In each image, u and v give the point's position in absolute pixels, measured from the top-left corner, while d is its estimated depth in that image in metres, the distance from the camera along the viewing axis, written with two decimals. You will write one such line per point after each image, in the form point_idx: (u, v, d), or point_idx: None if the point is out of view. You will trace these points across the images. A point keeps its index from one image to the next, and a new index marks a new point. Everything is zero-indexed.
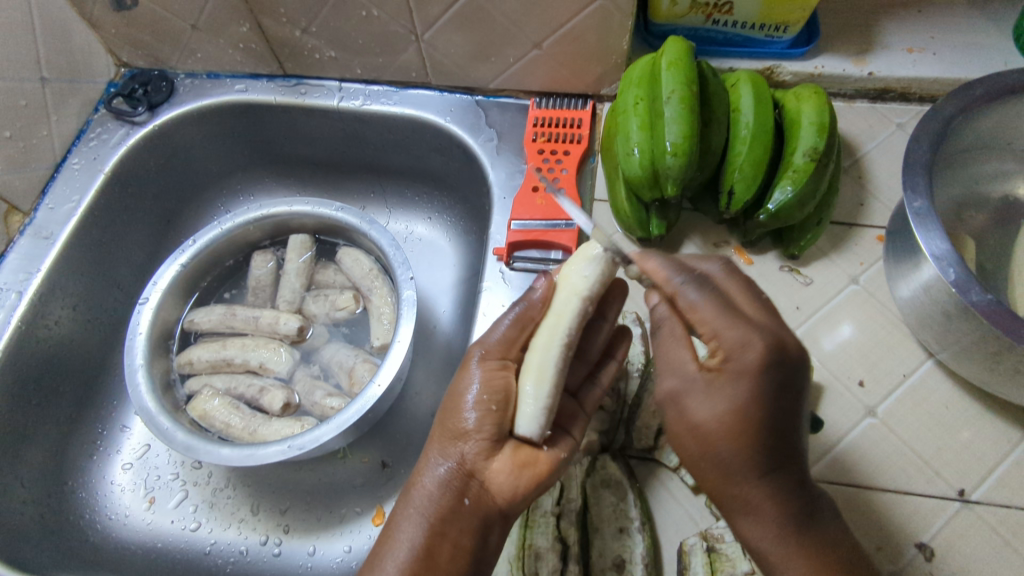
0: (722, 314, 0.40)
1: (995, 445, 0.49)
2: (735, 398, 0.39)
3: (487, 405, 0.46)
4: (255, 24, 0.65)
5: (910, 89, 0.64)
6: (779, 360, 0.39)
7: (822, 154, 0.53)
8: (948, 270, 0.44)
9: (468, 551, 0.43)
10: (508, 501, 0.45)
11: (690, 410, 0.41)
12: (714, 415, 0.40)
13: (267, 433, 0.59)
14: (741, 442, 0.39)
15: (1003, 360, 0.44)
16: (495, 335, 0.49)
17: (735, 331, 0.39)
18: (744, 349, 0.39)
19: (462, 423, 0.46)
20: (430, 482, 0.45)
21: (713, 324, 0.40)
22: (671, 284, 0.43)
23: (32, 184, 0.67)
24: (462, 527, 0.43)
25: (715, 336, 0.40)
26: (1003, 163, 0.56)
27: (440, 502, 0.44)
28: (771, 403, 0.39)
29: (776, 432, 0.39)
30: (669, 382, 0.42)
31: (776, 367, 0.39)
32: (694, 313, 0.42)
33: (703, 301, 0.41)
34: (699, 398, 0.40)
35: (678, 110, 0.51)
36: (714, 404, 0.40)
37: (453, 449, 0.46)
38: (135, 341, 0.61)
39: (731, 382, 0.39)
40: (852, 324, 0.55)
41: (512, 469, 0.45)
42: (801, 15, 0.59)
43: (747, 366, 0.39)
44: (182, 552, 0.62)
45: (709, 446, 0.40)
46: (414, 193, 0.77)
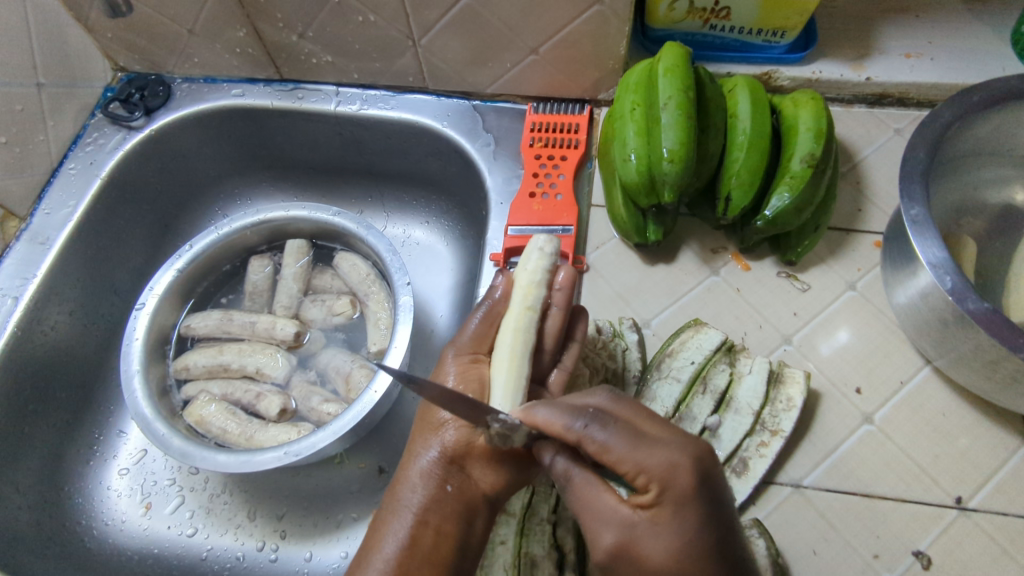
0: (635, 445, 0.36)
1: (992, 453, 0.49)
2: (680, 533, 0.36)
3: (465, 394, 0.47)
4: (251, 28, 0.65)
5: (908, 94, 0.64)
6: (705, 476, 0.36)
7: (819, 161, 0.52)
8: (944, 278, 0.44)
9: (452, 537, 0.43)
10: (491, 486, 0.45)
11: (643, 556, 0.36)
12: (669, 552, 0.36)
13: (264, 440, 0.59)
14: (700, 565, 0.36)
15: (1000, 368, 0.44)
16: (468, 331, 0.50)
17: (650, 463, 0.36)
18: (674, 472, 0.36)
19: (442, 413, 0.47)
20: (415, 471, 0.46)
21: (629, 463, 0.36)
22: (573, 431, 0.38)
23: (28, 189, 0.67)
24: (444, 514, 0.44)
25: (639, 471, 0.36)
26: (1001, 169, 0.56)
27: (424, 489, 0.45)
28: (721, 518, 0.36)
29: (727, 551, 0.36)
30: (607, 538, 0.37)
31: (705, 486, 0.36)
32: (605, 457, 0.37)
33: (613, 437, 0.37)
34: (648, 538, 0.36)
35: (674, 117, 0.51)
36: (665, 545, 0.36)
37: (433, 438, 0.47)
38: (131, 347, 0.61)
39: (673, 519, 0.36)
40: (849, 330, 0.55)
41: (493, 453, 0.45)
42: (798, 20, 0.59)
43: (682, 496, 0.36)
44: (179, 557, 0.62)
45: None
46: (411, 197, 0.77)
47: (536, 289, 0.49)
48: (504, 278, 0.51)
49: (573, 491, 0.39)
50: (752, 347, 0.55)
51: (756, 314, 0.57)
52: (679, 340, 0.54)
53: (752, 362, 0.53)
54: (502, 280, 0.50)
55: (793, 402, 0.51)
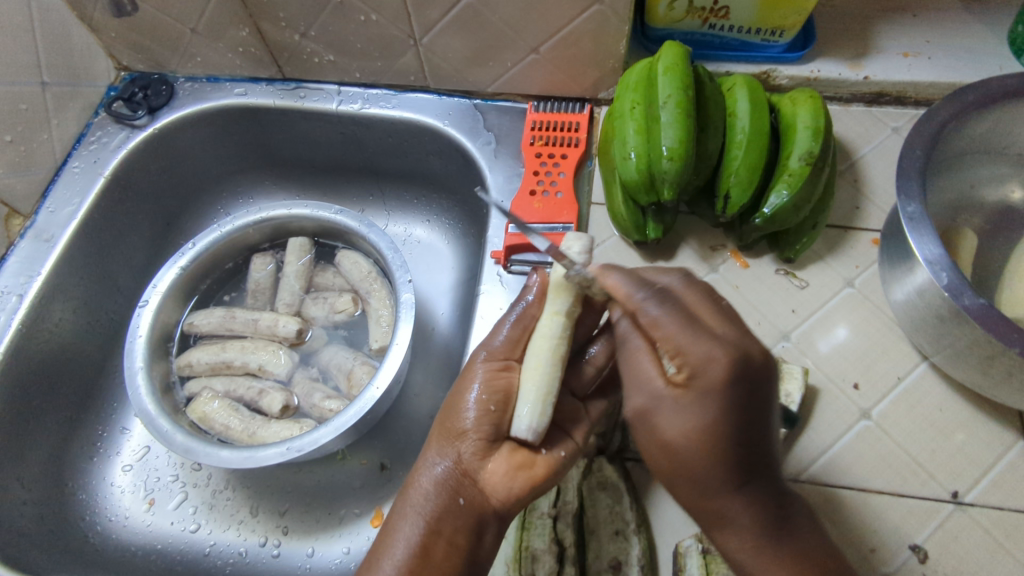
0: (683, 327, 0.39)
1: (989, 448, 0.50)
2: (701, 415, 0.38)
3: (487, 406, 0.46)
4: (254, 28, 0.66)
5: (906, 93, 0.64)
6: (743, 374, 0.38)
7: (817, 158, 0.53)
8: (941, 274, 0.44)
9: (461, 549, 0.44)
10: (503, 502, 0.45)
11: (660, 421, 0.40)
12: (682, 428, 0.39)
13: (266, 436, 0.60)
14: (709, 455, 0.38)
15: (996, 364, 0.45)
16: (500, 338, 0.50)
17: (687, 360, 0.38)
18: (710, 364, 0.38)
19: (461, 424, 0.47)
20: (427, 481, 0.46)
21: (674, 342, 0.39)
22: (633, 299, 0.42)
23: (32, 187, 0.67)
24: (455, 526, 0.44)
25: (680, 353, 0.39)
26: (998, 167, 0.57)
27: (436, 501, 0.45)
28: (736, 413, 0.38)
29: (747, 439, 0.39)
30: (638, 398, 0.42)
31: (744, 376, 0.38)
32: (655, 330, 0.40)
33: (664, 314, 0.40)
34: (669, 412, 0.40)
35: (674, 115, 0.51)
36: (683, 421, 0.39)
37: (449, 449, 0.46)
38: (134, 343, 0.62)
39: (696, 400, 0.38)
40: (847, 327, 0.56)
41: (508, 470, 0.45)
42: (796, 20, 0.59)
43: (712, 383, 0.38)
44: (182, 553, 0.62)
45: (678, 458, 0.40)
46: (413, 196, 0.77)
47: (564, 295, 0.48)
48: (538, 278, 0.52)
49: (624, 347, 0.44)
50: None
51: (754, 311, 0.57)
52: None
53: None
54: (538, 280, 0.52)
55: (791, 398, 0.51)
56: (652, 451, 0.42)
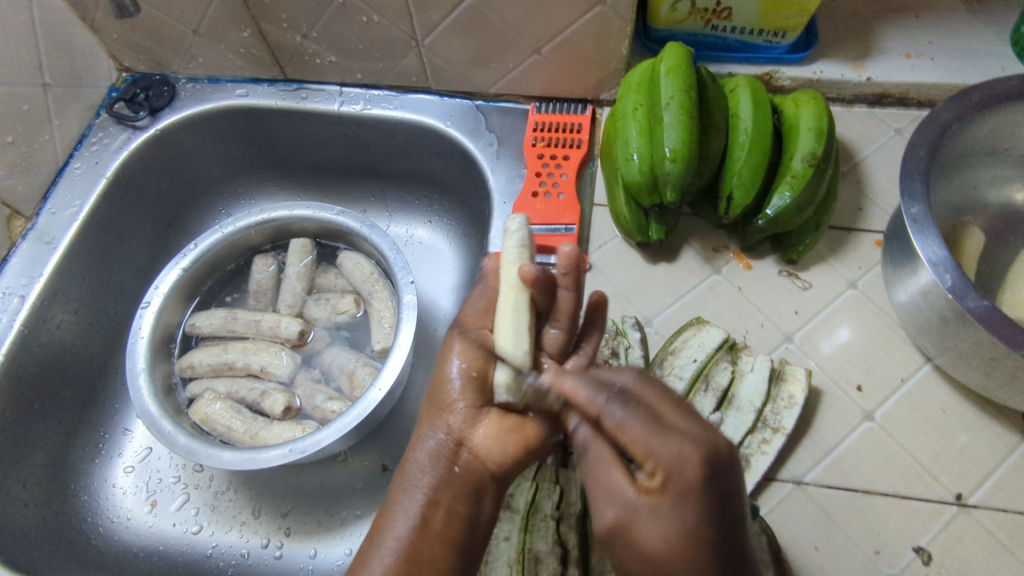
0: (649, 431, 0.35)
1: (992, 450, 0.50)
2: (678, 524, 0.33)
3: (469, 373, 0.47)
4: (256, 29, 0.65)
5: (908, 94, 0.64)
6: (717, 474, 0.33)
7: (820, 160, 0.53)
8: (944, 276, 0.44)
9: (462, 518, 0.44)
10: (500, 467, 0.45)
11: (637, 527, 0.35)
12: (664, 539, 0.34)
13: (269, 437, 0.60)
14: (694, 565, 0.33)
15: (1000, 366, 0.44)
16: (470, 307, 0.52)
17: (655, 464, 0.34)
18: (683, 464, 0.33)
19: (447, 395, 0.47)
20: (422, 453, 0.46)
21: (642, 445, 0.35)
22: (595, 404, 0.38)
23: (34, 188, 0.67)
24: (453, 494, 0.44)
25: (650, 455, 0.35)
26: (1001, 168, 0.56)
27: (432, 472, 0.45)
28: (717, 523, 0.33)
29: (731, 555, 0.33)
30: (610, 513, 0.36)
31: (721, 476, 0.34)
32: (621, 436, 0.36)
33: (628, 417, 0.36)
34: (646, 523, 0.34)
35: (676, 116, 0.51)
36: (662, 531, 0.34)
37: (439, 421, 0.47)
38: (136, 345, 0.62)
39: (674, 507, 0.33)
40: (850, 329, 0.56)
41: (500, 435, 0.46)
42: (799, 21, 0.59)
43: (688, 486, 0.33)
44: (184, 555, 0.62)
45: (663, 571, 0.34)
46: (414, 196, 0.77)
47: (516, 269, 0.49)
48: (491, 260, 0.54)
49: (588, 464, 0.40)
50: (754, 344, 0.56)
51: (757, 312, 0.57)
52: (680, 338, 0.55)
53: (754, 360, 0.53)
54: (491, 261, 0.53)
55: (794, 400, 0.51)
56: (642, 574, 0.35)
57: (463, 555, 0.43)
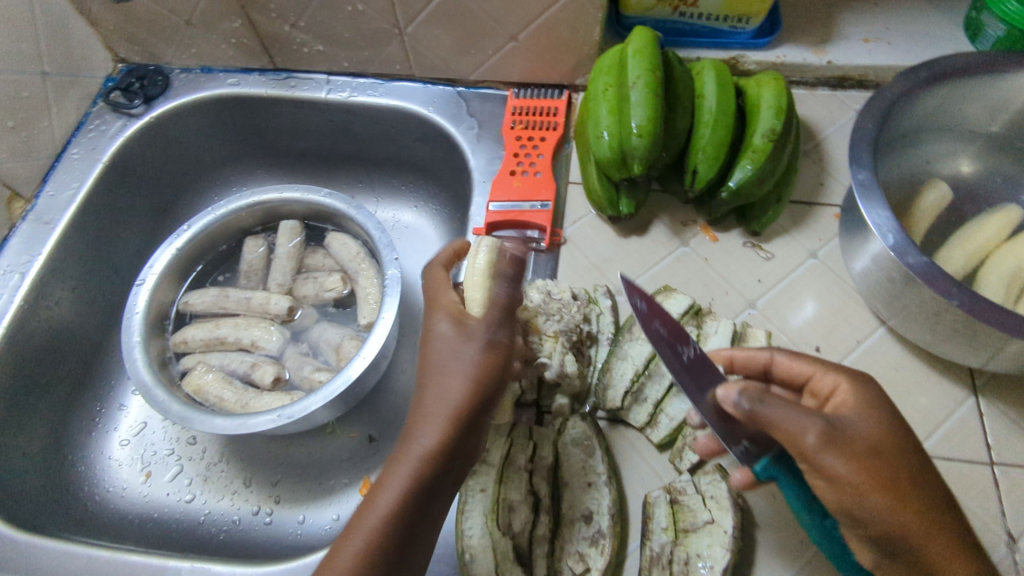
0: (819, 365, 0.44)
1: (942, 405, 0.53)
2: (868, 409, 0.40)
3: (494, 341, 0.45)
4: (246, 19, 0.69)
5: (867, 77, 0.68)
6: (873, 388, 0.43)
7: (779, 135, 0.56)
8: (887, 236, 0.47)
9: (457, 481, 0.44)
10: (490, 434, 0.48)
11: (844, 429, 0.38)
12: (876, 432, 0.38)
13: (259, 406, 0.62)
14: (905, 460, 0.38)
15: (942, 320, 0.47)
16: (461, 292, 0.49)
17: (841, 382, 0.42)
18: (853, 382, 0.42)
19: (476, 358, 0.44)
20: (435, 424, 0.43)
21: (821, 368, 0.44)
22: (764, 353, 0.48)
23: (33, 172, 0.70)
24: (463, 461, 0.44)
25: (824, 374, 0.44)
26: (951, 143, 0.60)
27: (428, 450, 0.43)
28: (901, 418, 0.40)
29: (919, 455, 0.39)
30: (818, 421, 0.37)
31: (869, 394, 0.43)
32: (795, 369, 0.46)
33: (796, 355, 0.46)
34: (854, 422, 0.39)
35: (643, 95, 0.55)
36: (868, 425, 0.39)
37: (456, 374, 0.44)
38: (132, 319, 0.64)
39: (860, 399, 0.41)
40: (810, 296, 0.59)
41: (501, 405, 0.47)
42: (761, 7, 0.62)
43: (862, 385, 0.42)
44: (177, 522, 0.64)
45: (881, 460, 0.37)
46: (400, 182, 0.80)
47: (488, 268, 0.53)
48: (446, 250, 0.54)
49: (770, 407, 0.37)
50: (719, 311, 0.59)
51: (723, 281, 0.60)
52: None
53: (717, 324, 0.56)
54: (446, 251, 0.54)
55: None
56: (867, 476, 0.36)
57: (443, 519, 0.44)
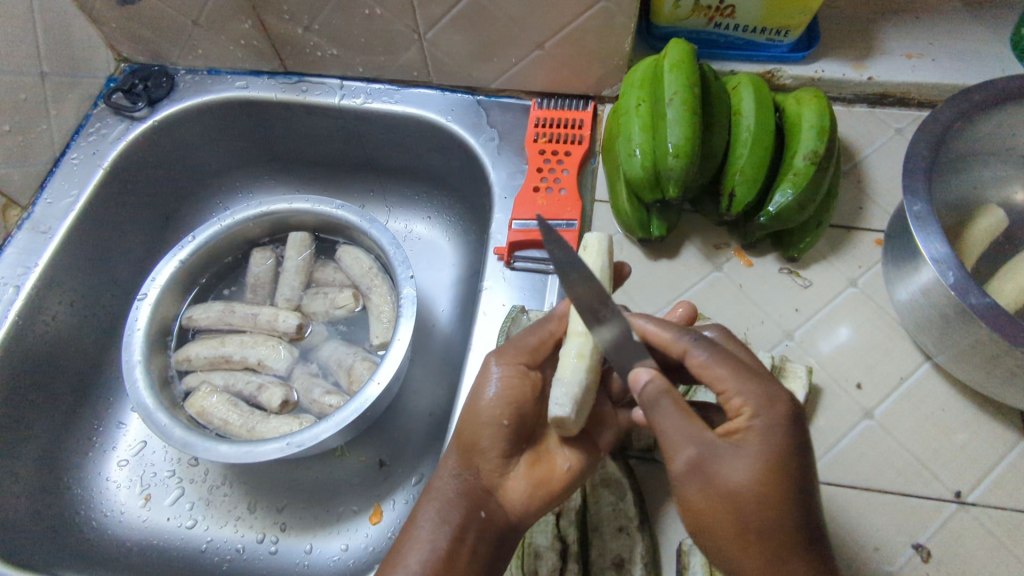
0: (740, 372, 0.38)
1: (991, 448, 0.50)
2: (764, 456, 0.36)
3: (500, 421, 0.44)
4: (257, 20, 0.65)
5: (909, 95, 0.65)
6: (798, 413, 0.37)
7: (822, 157, 0.53)
8: (947, 273, 0.44)
9: (484, 559, 0.43)
10: (519, 515, 0.45)
11: (719, 470, 0.36)
12: (752, 474, 0.36)
13: (266, 431, 0.59)
14: (776, 510, 0.36)
15: (1001, 363, 0.44)
16: (515, 340, 0.47)
17: (747, 408, 0.37)
18: (773, 403, 0.37)
19: (476, 435, 0.45)
20: (451, 488, 0.45)
21: (729, 383, 0.38)
22: (681, 343, 0.41)
23: (30, 178, 0.66)
24: (478, 534, 0.43)
25: (735, 393, 0.38)
26: (1000, 168, 0.57)
27: (456, 509, 0.44)
28: (796, 465, 0.36)
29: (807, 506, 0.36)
30: (689, 451, 0.37)
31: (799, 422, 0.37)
32: (707, 375, 0.39)
33: (714, 356, 0.39)
34: (730, 460, 0.36)
35: (680, 112, 0.51)
36: (745, 469, 0.36)
37: (468, 461, 0.45)
38: (133, 337, 0.61)
39: (759, 440, 0.36)
40: (850, 326, 0.56)
41: (526, 485, 0.45)
42: (802, 19, 0.59)
43: (772, 423, 0.37)
44: (178, 549, 0.61)
45: (741, 510, 0.36)
46: (414, 192, 0.77)
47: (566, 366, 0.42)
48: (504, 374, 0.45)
49: (661, 413, 0.38)
50: (754, 341, 0.56)
51: (758, 309, 0.57)
52: None
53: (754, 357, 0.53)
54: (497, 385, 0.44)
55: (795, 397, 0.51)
56: (715, 513, 0.37)
57: None
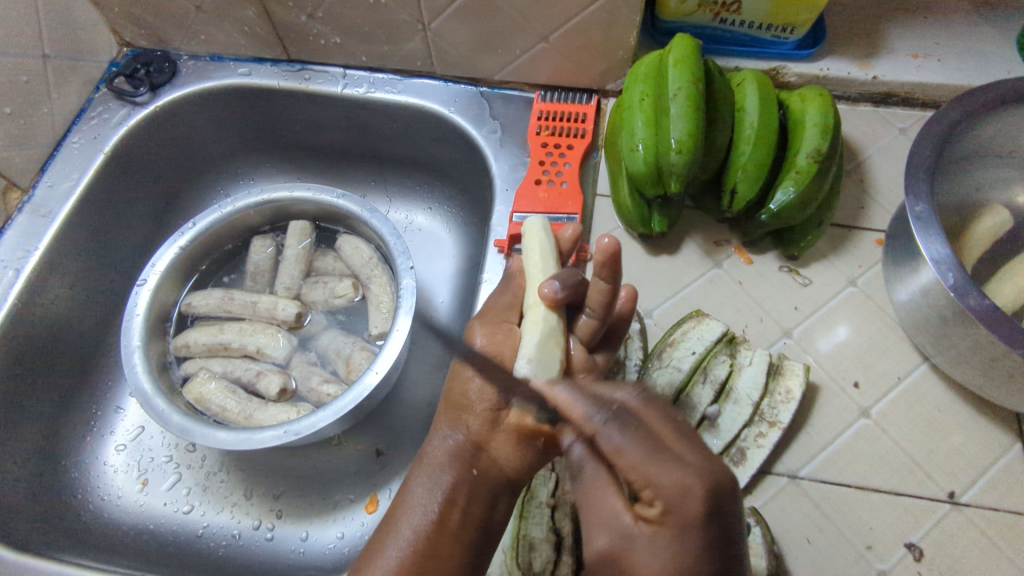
0: (647, 458, 0.35)
1: (986, 449, 0.50)
2: (676, 558, 0.33)
3: (485, 377, 0.47)
4: (260, 7, 0.65)
5: (914, 95, 0.64)
6: (718, 506, 0.34)
7: (825, 156, 0.53)
8: (947, 274, 0.44)
9: (477, 518, 0.45)
10: (514, 471, 0.46)
11: (631, 565, 0.35)
12: (658, 570, 0.34)
13: (263, 419, 0.59)
14: None
15: (999, 365, 0.44)
16: (499, 302, 0.50)
17: (661, 500, 0.34)
18: (685, 498, 0.33)
19: (465, 396, 0.47)
20: (442, 451, 0.47)
21: (642, 473, 0.35)
22: (591, 424, 0.37)
23: (31, 161, 0.66)
24: (468, 495, 0.45)
25: (648, 485, 0.35)
26: (1003, 170, 0.57)
27: (448, 473, 0.46)
28: (710, 565, 0.33)
29: None
30: (603, 540, 0.37)
31: (719, 510, 0.34)
32: (618, 460, 0.35)
33: (627, 442, 0.35)
34: (642, 552, 0.35)
35: (683, 108, 0.51)
36: (656, 564, 0.34)
37: (458, 421, 0.47)
38: (132, 322, 0.61)
39: (671, 539, 0.34)
40: (848, 326, 0.56)
41: (517, 440, 0.45)
42: (808, 17, 0.59)
43: (685, 522, 0.33)
44: (175, 534, 0.62)
45: None
46: (416, 182, 0.77)
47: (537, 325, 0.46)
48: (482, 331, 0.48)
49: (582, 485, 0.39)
50: (752, 339, 0.56)
51: (756, 307, 0.57)
52: (681, 330, 0.54)
53: (752, 354, 0.53)
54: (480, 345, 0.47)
55: (792, 395, 0.51)
56: None
57: (472, 557, 0.44)
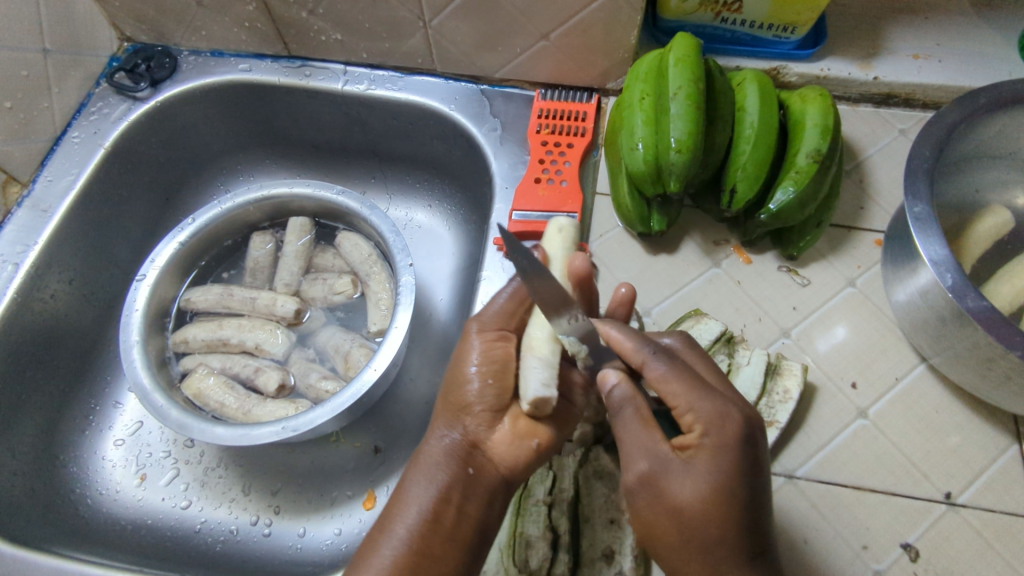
0: (691, 388, 0.40)
1: (983, 450, 0.50)
2: (712, 476, 0.39)
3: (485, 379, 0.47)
4: (261, 3, 0.65)
5: (914, 95, 0.64)
6: (750, 432, 0.40)
7: (825, 156, 0.53)
8: (945, 275, 0.44)
9: (474, 518, 0.44)
10: (510, 470, 0.46)
11: (669, 488, 0.39)
12: (692, 486, 0.39)
13: (261, 415, 0.59)
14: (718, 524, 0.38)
15: (996, 366, 0.45)
16: (492, 308, 0.49)
17: (699, 429, 0.39)
18: (723, 421, 0.39)
19: (465, 396, 0.47)
20: (439, 451, 0.46)
21: (684, 400, 0.40)
22: (639, 355, 0.42)
23: (31, 155, 0.66)
24: (464, 493, 0.45)
25: (689, 410, 0.40)
26: (1002, 172, 0.57)
27: (445, 471, 0.45)
28: (739, 486, 0.38)
29: (752, 515, 0.39)
30: (641, 463, 0.40)
31: (750, 442, 0.39)
32: (665, 389, 0.41)
33: (672, 371, 0.41)
34: (678, 475, 0.39)
35: (684, 107, 0.51)
36: (692, 484, 0.39)
37: (457, 420, 0.48)
38: (131, 317, 0.61)
39: (710, 460, 0.39)
40: (847, 326, 0.56)
41: (514, 439, 0.46)
42: (809, 17, 0.59)
43: (725, 442, 0.39)
44: (173, 529, 0.62)
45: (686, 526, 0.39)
46: (415, 180, 0.77)
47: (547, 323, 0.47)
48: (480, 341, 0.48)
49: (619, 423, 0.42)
50: (751, 338, 0.56)
51: (755, 306, 0.57)
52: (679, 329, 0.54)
53: (750, 354, 0.53)
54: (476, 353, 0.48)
55: (790, 394, 0.51)
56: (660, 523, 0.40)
57: (469, 561, 0.43)
